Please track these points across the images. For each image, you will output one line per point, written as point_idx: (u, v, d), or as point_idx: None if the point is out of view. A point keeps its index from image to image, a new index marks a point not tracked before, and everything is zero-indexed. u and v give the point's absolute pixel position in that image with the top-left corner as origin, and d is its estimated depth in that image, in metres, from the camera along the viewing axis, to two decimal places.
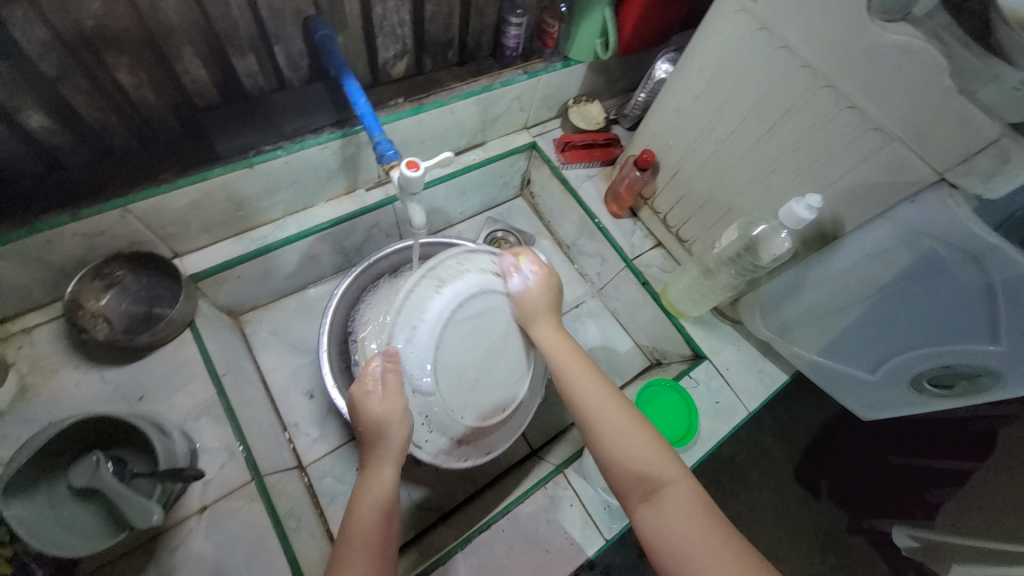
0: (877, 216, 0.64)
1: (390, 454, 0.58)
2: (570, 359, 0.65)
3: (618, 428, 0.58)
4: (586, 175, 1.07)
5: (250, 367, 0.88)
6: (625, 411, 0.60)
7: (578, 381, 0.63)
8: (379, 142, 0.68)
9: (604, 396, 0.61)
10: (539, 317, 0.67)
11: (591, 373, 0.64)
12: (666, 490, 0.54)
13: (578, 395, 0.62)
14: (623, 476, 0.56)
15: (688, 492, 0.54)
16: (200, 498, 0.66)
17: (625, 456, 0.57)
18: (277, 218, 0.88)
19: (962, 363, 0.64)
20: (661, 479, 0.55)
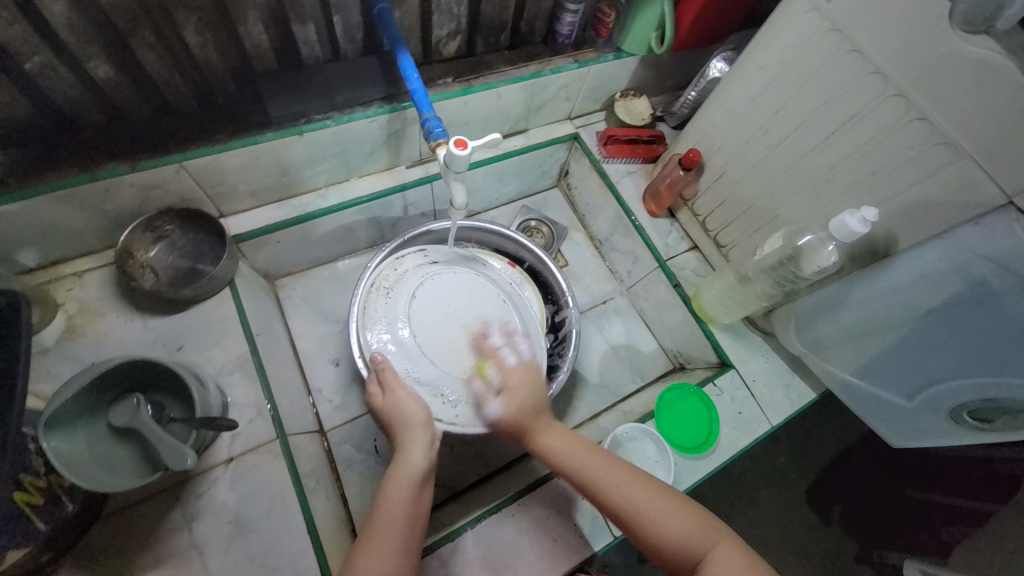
0: (935, 236, 0.61)
1: (414, 429, 0.62)
2: (574, 454, 0.63)
3: (647, 506, 0.57)
4: (627, 171, 1.06)
5: (281, 330, 0.90)
6: (643, 487, 0.58)
7: (593, 476, 0.60)
8: (427, 118, 0.68)
9: (619, 475, 0.60)
10: (531, 424, 0.64)
11: (599, 462, 0.61)
12: (710, 557, 0.52)
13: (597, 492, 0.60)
14: (666, 553, 0.55)
15: (732, 550, 0.53)
16: (227, 449, 0.68)
17: (663, 534, 0.55)
18: (319, 187, 0.89)
19: (1009, 398, 0.61)
20: (702, 547, 0.53)
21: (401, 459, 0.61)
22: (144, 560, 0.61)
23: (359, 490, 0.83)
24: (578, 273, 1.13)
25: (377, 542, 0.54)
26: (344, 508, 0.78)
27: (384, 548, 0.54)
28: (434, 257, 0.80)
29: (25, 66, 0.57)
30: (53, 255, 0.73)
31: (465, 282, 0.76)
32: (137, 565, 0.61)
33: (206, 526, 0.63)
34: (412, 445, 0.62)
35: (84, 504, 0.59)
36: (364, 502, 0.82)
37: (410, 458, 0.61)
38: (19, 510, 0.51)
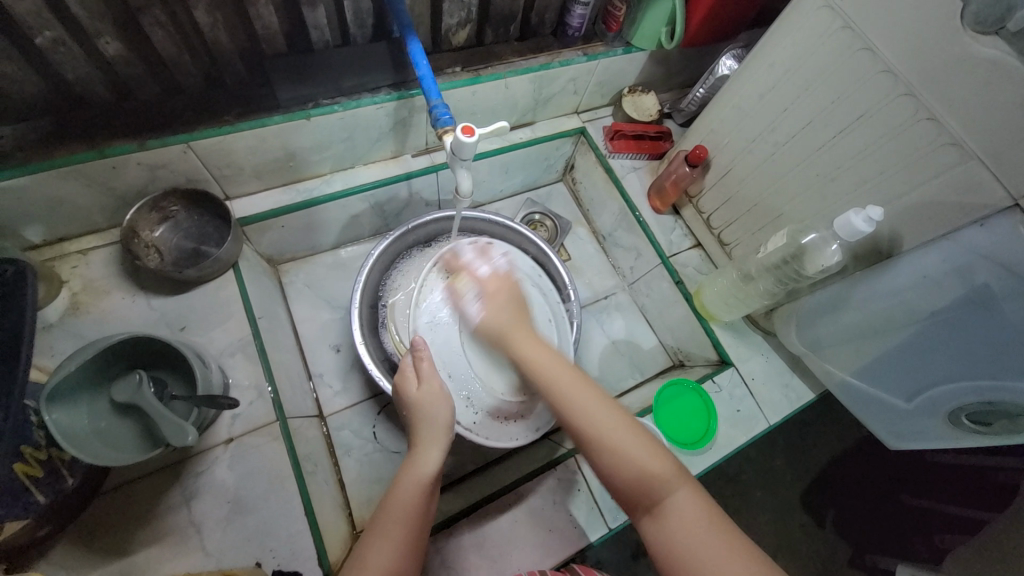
0: (940, 236, 0.61)
1: (439, 431, 0.61)
2: (549, 367, 0.59)
3: (613, 439, 0.53)
4: (632, 167, 1.06)
5: (283, 314, 0.90)
6: (612, 416, 0.55)
7: (563, 395, 0.56)
8: (435, 105, 0.68)
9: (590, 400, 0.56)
10: (511, 331, 0.63)
11: (573, 378, 0.58)
12: (666, 502, 0.50)
13: (563, 407, 0.56)
14: (622, 487, 0.53)
15: (691, 500, 0.50)
16: (227, 430, 0.69)
17: (622, 468, 0.52)
18: (325, 173, 0.90)
19: (1008, 401, 0.61)
20: (660, 491, 0.51)
21: (420, 456, 0.59)
22: (142, 536, 0.61)
23: (357, 475, 0.83)
24: (581, 268, 1.13)
25: (385, 538, 0.52)
26: (341, 493, 0.79)
27: (392, 546, 0.52)
28: (505, 262, 0.77)
29: (35, 40, 0.57)
30: (58, 232, 0.73)
31: (525, 300, 0.73)
32: (136, 540, 0.61)
33: (205, 505, 0.64)
34: (435, 443, 0.60)
35: (84, 478, 0.59)
36: (362, 488, 0.83)
37: (430, 458, 0.59)
38: (20, 482, 0.52)
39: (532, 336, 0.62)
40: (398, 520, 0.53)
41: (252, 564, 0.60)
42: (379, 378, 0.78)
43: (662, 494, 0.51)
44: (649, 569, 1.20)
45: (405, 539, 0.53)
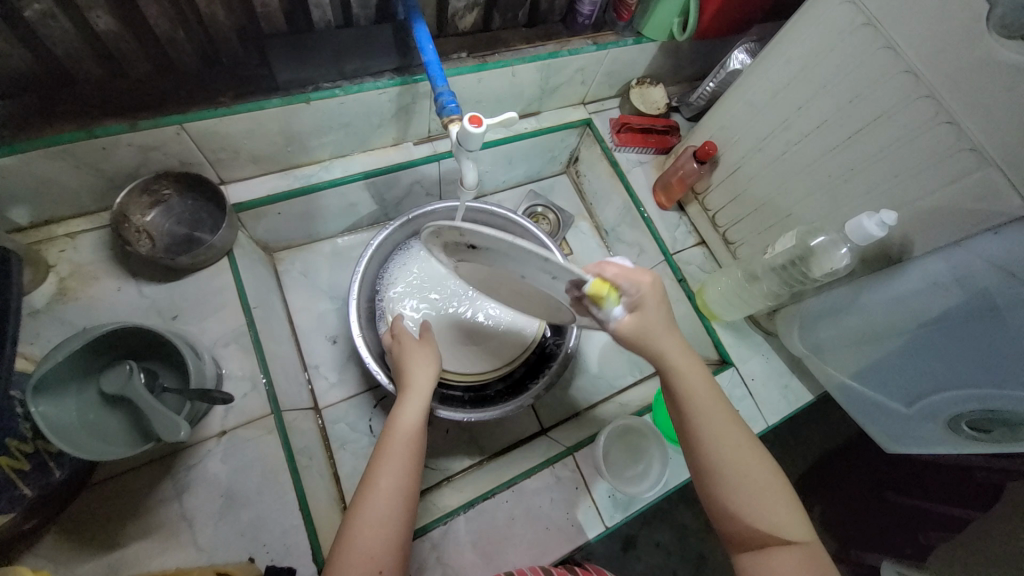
0: (952, 243, 0.60)
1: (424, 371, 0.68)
2: (703, 389, 0.57)
3: (754, 477, 0.54)
4: (638, 161, 1.04)
5: (279, 303, 0.88)
6: (750, 456, 0.55)
7: (712, 422, 0.56)
8: (441, 93, 0.66)
9: (738, 435, 0.56)
10: (661, 346, 0.56)
11: (718, 408, 0.57)
12: (789, 550, 0.51)
13: (699, 430, 0.56)
14: (737, 523, 0.53)
15: (810, 555, 0.51)
16: (220, 422, 0.67)
17: (753, 508, 0.53)
18: (323, 159, 0.87)
19: (1009, 409, 0.61)
20: (785, 537, 0.52)
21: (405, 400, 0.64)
22: (132, 530, 0.60)
23: (352, 469, 0.82)
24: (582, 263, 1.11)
25: (388, 463, 0.57)
26: (336, 487, 0.78)
27: (393, 474, 0.56)
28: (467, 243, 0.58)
29: (23, 13, 0.54)
30: (46, 214, 0.71)
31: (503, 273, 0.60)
32: (125, 534, 0.60)
33: (197, 499, 0.63)
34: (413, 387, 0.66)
35: (73, 471, 0.58)
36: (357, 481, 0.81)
37: (418, 398, 0.64)
38: (4, 476, 0.51)
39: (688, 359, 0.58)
40: (398, 454, 0.58)
41: (245, 560, 0.59)
42: (376, 371, 0.77)
43: (787, 542, 0.52)
44: (640, 562, 1.21)
45: (404, 467, 0.57)
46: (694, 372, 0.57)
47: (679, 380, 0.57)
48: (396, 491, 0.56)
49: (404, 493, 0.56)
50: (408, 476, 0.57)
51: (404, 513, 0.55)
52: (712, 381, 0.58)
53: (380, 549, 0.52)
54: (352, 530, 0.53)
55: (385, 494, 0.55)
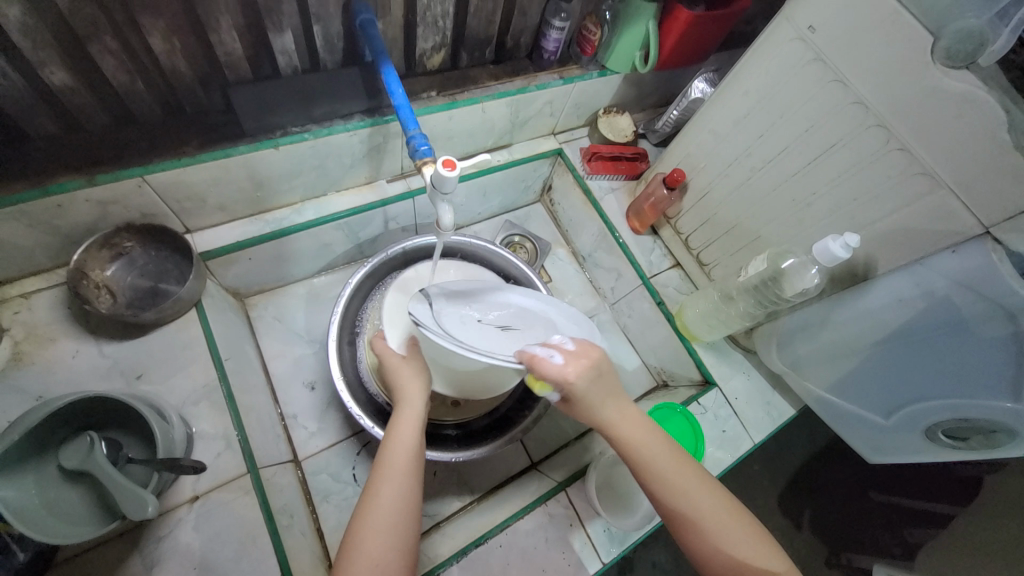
0: (914, 261, 0.63)
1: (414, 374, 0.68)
2: (650, 442, 0.57)
3: (715, 514, 0.54)
4: (610, 188, 1.06)
5: (252, 352, 0.85)
6: (709, 489, 0.56)
7: (665, 470, 0.56)
8: (413, 136, 0.65)
9: (690, 474, 0.56)
10: (596, 403, 0.58)
11: (666, 447, 0.58)
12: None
13: (653, 478, 0.56)
14: (720, 561, 0.53)
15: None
16: (192, 486, 0.64)
17: (724, 541, 0.53)
18: (295, 202, 0.85)
19: (981, 417, 0.63)
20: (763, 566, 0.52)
21: (400, 410, 0.63)
22: None
23: (336, 522, 0.79)
24: (562, 290, 1.12)
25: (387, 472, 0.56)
26: (320, 543, 0.74)
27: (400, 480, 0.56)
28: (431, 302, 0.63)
29: None
30: None
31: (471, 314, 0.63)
32: None
33: (168, 574, 0.58)
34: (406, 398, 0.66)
35: (31, 554, 0.53)
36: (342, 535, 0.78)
37: (416, 408, 0.63)
38: None
39: (621, 408, 0.59)
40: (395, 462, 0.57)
41: None
42: (358, 415, 0.76)
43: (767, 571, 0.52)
44: None
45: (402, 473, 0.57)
46: (636, 426, 0.58)
47: (623, 437, 0.58)
48: (400, 500, 0.55)
49: (409, 501, 0.55)
50: (412, 484, 0.56)
51: (410, 519, 0.54)
52: (654, 430, 0.59)
53: (384, 557, 0.51)
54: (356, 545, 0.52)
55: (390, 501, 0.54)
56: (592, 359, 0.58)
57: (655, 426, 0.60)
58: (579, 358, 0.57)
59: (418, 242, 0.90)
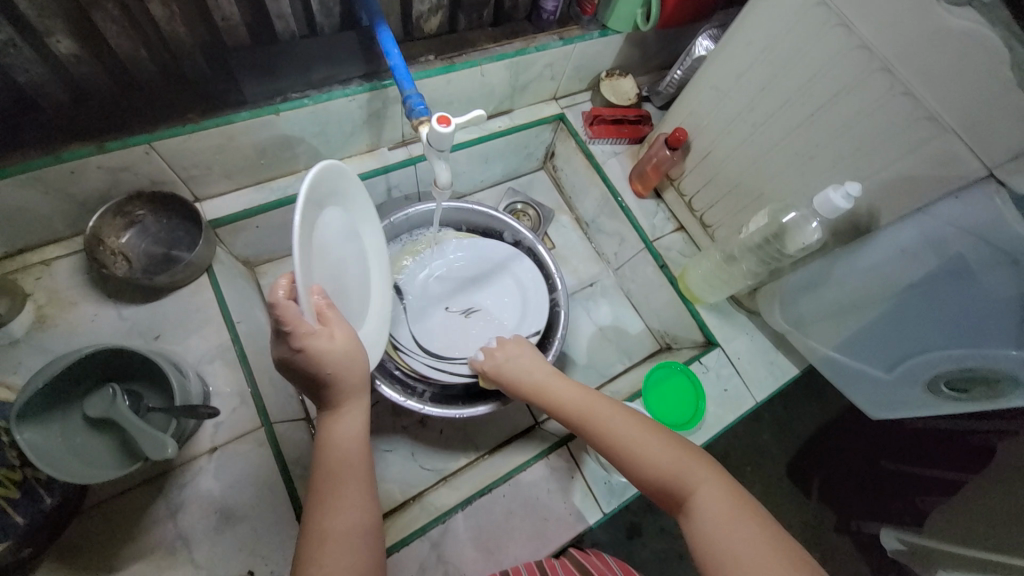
0: (917, 210, 0.62)
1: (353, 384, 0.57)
2: (563, 392, 0.66)
3: (629, 434, 0.57)
4: (613, 152, 1.05)
5: (263, 317, 0.88)
6: (624, 418, 0.59)
7: (578, 411, 0.63)
8: (409, 96, 0.66)
9: (604, 410, 0.61)
10: (513, 370, 0.71)
11: (580, 393, 0.65)
12: (696, 498, 0.50)
13: (573, 422, 0.63)
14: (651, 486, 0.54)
15: (719, 494, 0.49)
16: (211, 438, 0.68)
17: (646, 457, 0.54)
18: (299, 170, 0.87)
19: (984, 366, 0.63)
20: (685, 483, 0.51)
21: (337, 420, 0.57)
22: (128, 552, 0.60)
23: None
24: (565, 257, 1.12)
25: (339, 499, 0.51)
26: None
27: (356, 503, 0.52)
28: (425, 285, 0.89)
29: None
30: (17, 243, 0.70)
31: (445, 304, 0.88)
32: (121, 557, 0.60)
33: (192, 516, 0.63)
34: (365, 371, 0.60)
35: (63, 498, 0.57)
36: None
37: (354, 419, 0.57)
38: None
39: (538, 367, 0.70)
40: (346, 486, 0.52)
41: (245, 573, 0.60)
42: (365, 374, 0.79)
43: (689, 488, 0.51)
44: (645, 548, 1.22)
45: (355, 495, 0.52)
46: (554, 381, 0.68)
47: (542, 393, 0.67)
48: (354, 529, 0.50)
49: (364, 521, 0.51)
50: (367, 503, 0.53)
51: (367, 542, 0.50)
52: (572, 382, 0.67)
53: None
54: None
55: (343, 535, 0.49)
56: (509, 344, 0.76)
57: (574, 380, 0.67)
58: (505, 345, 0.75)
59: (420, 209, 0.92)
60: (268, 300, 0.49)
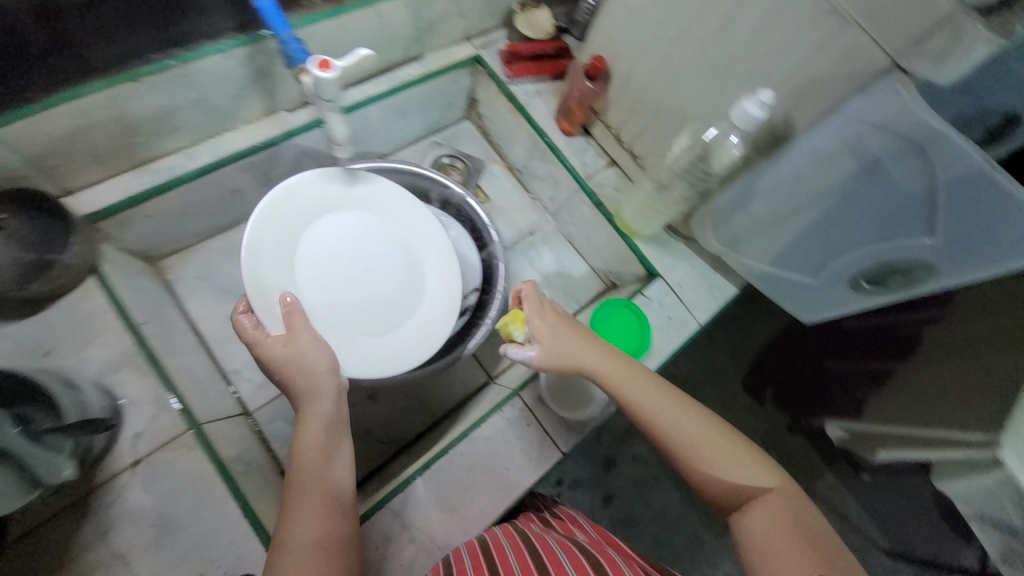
0: (828, 112, 0.62)
1: (319, 390, 0.61)
2: (626, 378, 0.63)
3: (702, 438, 0.58)
4: (536, 92, 0.99)
5: (176, 315, 0.81)
6: (701, 421, 0.60)
7: (646, 401, 0.61)
8: (287, 42, 0.59)
9: (678, 404, 0.61)
10: (566, 345, 0.65)
11: (649, 382, 0.63)
12: (764, 502, 0.55)
13: (637, 409, 0.61)
14: (717, 487, 0.57)
15: (786, 500, 0.55)
16: (132, 452, 0.62)
17: (716, 462, 0.57)
18: (186, 146, 0.77)
19: (898, 257, 0.68)
20: (760, 490, 0.56)
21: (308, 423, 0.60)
22: None
23: None
24: (501, 208, 1.08)
25: (307, 500, 0.55)
26: None
27: (318, 513, 0.54)
28: None
29: None
30: None
31: None
32: None
33: (127, 533, 0.59)
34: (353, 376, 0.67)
35: None
36: None
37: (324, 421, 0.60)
38: None
39: (595, 346, 0.66)
40: (311, 488, 0.56)
41: None
42: None
43: (763, 493, 0.55)
44: (621, 477, 1.28)
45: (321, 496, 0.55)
46: (618, 368, 0.64)
47: (599, 377, 0.64)
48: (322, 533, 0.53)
49: (333, 522, 0.54)
50: (336, 505, 0.56)
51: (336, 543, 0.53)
52: (638, 367, 0.65)
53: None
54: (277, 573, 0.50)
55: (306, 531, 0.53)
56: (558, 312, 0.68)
57: (642, 367, 0.65)
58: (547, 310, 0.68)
59: None
60: (234, 330, 0.62)
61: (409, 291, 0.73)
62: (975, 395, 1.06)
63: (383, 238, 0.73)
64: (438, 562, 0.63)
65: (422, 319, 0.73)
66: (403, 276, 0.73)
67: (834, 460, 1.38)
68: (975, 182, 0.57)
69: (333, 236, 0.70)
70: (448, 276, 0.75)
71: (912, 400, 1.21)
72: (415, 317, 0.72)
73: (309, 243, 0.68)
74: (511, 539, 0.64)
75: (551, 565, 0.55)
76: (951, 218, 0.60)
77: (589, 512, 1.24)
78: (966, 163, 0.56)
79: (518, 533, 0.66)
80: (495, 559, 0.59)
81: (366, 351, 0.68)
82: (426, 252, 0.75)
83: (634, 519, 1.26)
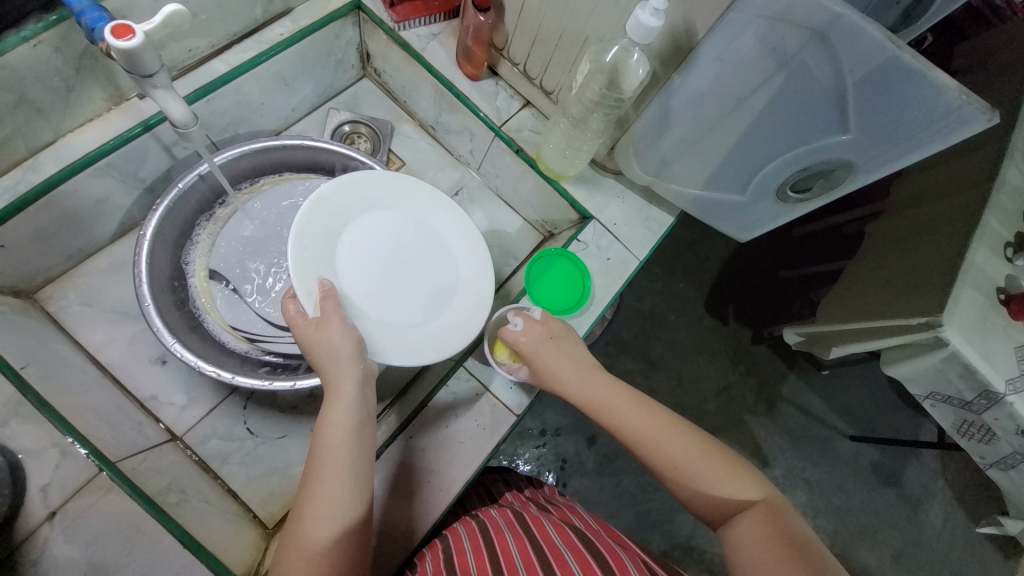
0: (727, 10, 0.57)
1: (343, 373, 0.59)
2: (603, 390, 0.66)
3: (680, 449, 0.59)
4: (430, 34, 0.89)
5: (68, 348, 0.75)
6: (681, 436, 0.61)
7: (621, 413, 0.63)
8: (83, 11, 0.52)
9: (661, 422, 0.62)
10: (541, 356, 0.69)
11: (624, 393, 0.65)
12: (749, 515, 0.55)
13: (615, 418, 0.64)
14: (700, 497, 0.57)
15: (773, 513, 0.55)
16: (44, 504, 0.55)
17: (699, 474, 0.58)
18: (24, 158, 0.66)
19: (819, 162, 0.64)
20: (741, 500, 0.56)
21: (334, 406, 0.58)
22: None
23: (245, 477, 0.79)
24: (419, 171, 1.01)
25: (320, 490, 0.54)
26: (234, 501, 0.76)
27: (336, 497, 0.54)
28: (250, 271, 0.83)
29: None
30: None
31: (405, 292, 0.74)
32: None
33: None
34: (388, 362, 0.64)
35: None
36: (258, 485, 0.79)
37: (348, 405, 0.58)
38: None
39: (564, 357, 0.69)
40: (327, 478, 0.55)
41: None
42: (214, 371, 0.72)
43: (745, 505, 0.56)
44: None
45: (336, 483, 0.55)
46: (593, 382, 0.67)
47: (567, 388, 0.67)
48: (338, 523, 0.53)
49: (345, 513, 0.54)
50: (352, 494, 0.55)
51: (348, 532, 0.54)
52: (610, 378, 0.68)
53: (312, 565, 0.51)
54: (288, 559, 0.52)
55: (319, 525, 0.53)
56: (547, 328, 0.71)
57: (623, 383, 0.67)
58: (538, 324, 0.71)
59: (198, 172, 0.77)
60: (283, 315, 0.63)
61: (444, 284, 0.73)
62: (912, 275, 0.99)
63: (418, 230, 0.73)
64: (437, 541, 0.66)
65: (444, 313, 0.71)
66: (431, 266, 0.73)
67: (797, 363, 1.42)
68: (887, 69, 0.52)
69: (362, 233, 0.69)
70: (483, 272, 0.75)
71: (859, 287, 1.15)
72: (444, 307, 0.71)
73: (344, 240, 0.67)
74: (513, 529, 0.65)
75: (554, 562, 0.57)
76: (864, 112, 0.56)
77: (574, 456, 1.26)
78: (868, 45, 0.51)
79: (520, 522, 0.67)
80: (498, 549, 0.60)
81: (401, 337, 0.67)
82: (464, 252, 0.75)
83: (619, 453, 1.28)
